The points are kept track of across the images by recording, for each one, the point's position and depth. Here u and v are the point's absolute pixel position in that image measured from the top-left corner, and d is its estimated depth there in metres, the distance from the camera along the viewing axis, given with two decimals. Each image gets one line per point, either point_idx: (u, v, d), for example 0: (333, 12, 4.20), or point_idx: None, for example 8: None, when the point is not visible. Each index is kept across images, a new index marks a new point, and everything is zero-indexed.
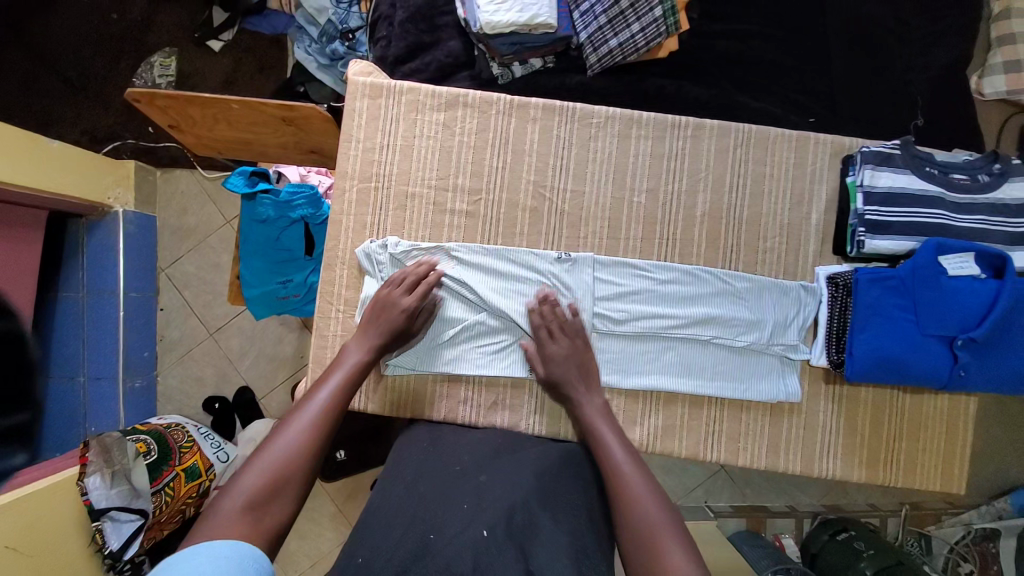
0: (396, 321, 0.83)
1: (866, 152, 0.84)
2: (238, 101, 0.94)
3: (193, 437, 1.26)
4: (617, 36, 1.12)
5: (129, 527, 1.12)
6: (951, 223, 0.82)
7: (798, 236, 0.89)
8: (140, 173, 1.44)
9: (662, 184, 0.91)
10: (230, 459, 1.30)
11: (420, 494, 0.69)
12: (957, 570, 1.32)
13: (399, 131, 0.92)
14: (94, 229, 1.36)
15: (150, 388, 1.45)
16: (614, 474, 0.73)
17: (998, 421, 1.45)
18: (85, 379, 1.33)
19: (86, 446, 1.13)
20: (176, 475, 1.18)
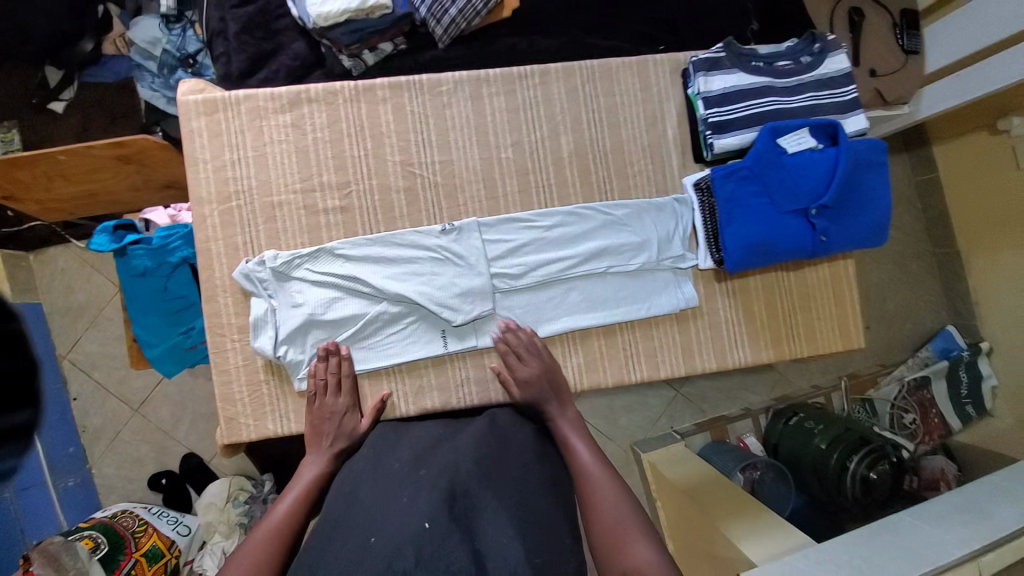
0: (346, 427, 0.84)
1: (695, 60, 0.89)
2: (62, 151, 0.87)
3: (145, 520, 1.23)
4: (455, 4, 1.11)
5: None
6: (785, 105, 0.89)
7: (661, 154, 0.94)
8: (10, 262, 1.30)
9: (524, 134, 0.92)
10: (191, 532, 1.28)
11: (363, 500, 0.66)
12: (903, 421, 1.45)
13: (246, 142, 0.88)
14: None
15: (87, 483, 1.34)
16: (584, 472, 0.78)
17: (899, 281, 1.59)
18: (11, 493, 1.13)
19: (28, 560, 1.00)
20: (137, 561, 1.15)
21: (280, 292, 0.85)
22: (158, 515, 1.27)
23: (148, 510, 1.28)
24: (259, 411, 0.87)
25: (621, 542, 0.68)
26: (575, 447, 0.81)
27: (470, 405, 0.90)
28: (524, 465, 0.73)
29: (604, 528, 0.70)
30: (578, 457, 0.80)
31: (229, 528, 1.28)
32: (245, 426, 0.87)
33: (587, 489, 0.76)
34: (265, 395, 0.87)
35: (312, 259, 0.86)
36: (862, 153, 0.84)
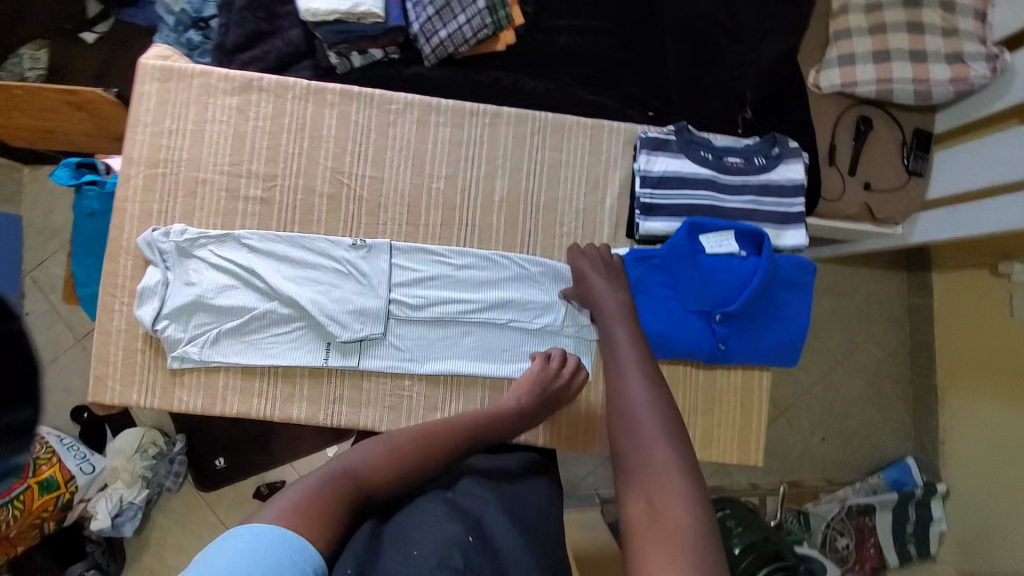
0: (566, 394, 0.84)
1: (643, 137, 0.89)
2: (19, 87, 0.90)
3: (53, 449, 1.30)
4: (446, 27, 1.12)
5: None
6: (722, 203, 0.87)
7: (593, 222, 0.92)
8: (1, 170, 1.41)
9: (460, 170, 0.92)
10: (93, 471, 1.32)
11: (402, 521, 0.57)
12: (834, 544, 1.33)
13: (190, 115, 0.90)
14: None
15: None
16: (629, 413, 0.64)
17: (870, 401, 1.43)
18: None
19: None
20: (28, 487, 1.23)
21: (178, 267, 0.86)
22: (68, 446, 1.34)
23: (61, 438, 1.35)
24: (127, 378, 0.87)
25: (659, 500, 0.54)
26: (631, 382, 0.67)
27: (337, 424, 0.89)
28: (542, 523, 0.67)
29: (640, 477, 0.57)
30: (631, 395, 0.65)
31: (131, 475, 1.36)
32: (111, 389, 0.87)
33: (632, 436, 0.61)
34: (137, 363, 0.87)
35: (217, 242, 0.87)
36: (785, 267, 0.82)
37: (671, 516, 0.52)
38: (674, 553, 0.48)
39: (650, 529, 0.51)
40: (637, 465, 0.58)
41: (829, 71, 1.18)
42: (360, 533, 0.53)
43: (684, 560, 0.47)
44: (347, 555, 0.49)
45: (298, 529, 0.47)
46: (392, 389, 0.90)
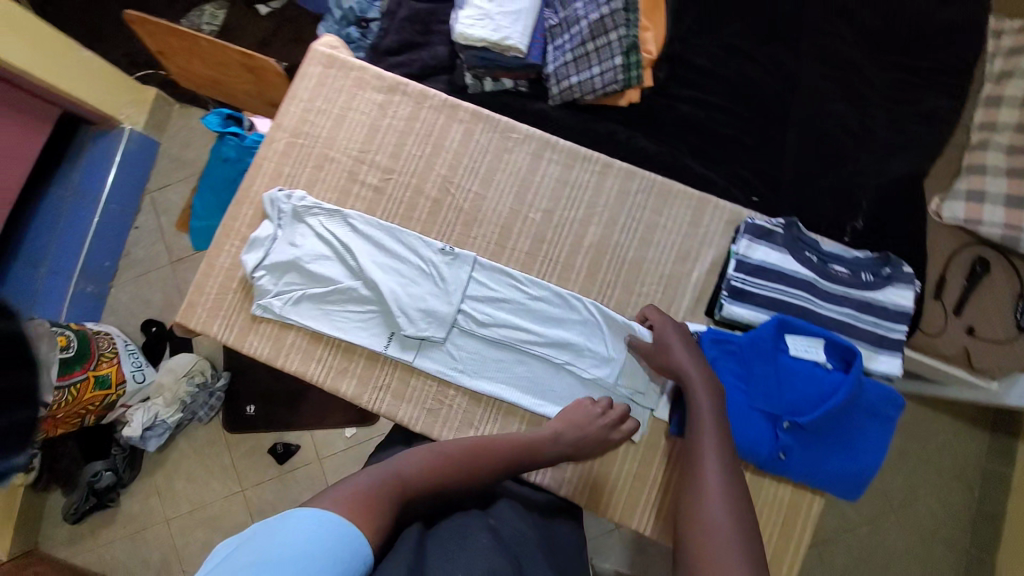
0: (613, 435, 0.84)
1: (749, 222, 0.88)
2: (206, 41, 1.02)
3: (115, 351, 1.68)
4: (579, 74, 1.18)
5: None
6: (816, 309, 0.85)
7: (675, 291, 0.91)
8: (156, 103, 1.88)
9: (559, 207, 0.94)
10: (141, 382, 1.72)
11: (450, 530, 0.64)
12: None
13: (339, 100, 1.00)
14: (94, 147, 1.79)
15: (99, 296, 1.87)
16: (703, 511, 0.64)
17: (920, 562, 1.28)
18: (45, 271, 1.73)
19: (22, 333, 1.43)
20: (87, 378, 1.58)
21: (289, 228, 0.95)
22: (126, 353, 1.72)
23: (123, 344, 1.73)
24: (213, 310, 0.95)
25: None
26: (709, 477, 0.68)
27: (376, 411, 0.92)
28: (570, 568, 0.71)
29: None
30: (709, 491, 0.66)
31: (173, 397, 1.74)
32: (198, 316, 0.95)
33: (701, 533, 0.62)
34: (227, 300, 0.95)
35: (327, 216, 0.96)
36: (869, 395, 0.77)
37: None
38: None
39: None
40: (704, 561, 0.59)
41: (954, 203, 1.13)
42: (406, 536, 0.60)
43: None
44: (396, 557, 0.55)
45: (355, 517, 0.53)
46: (436, 394, 0.92)
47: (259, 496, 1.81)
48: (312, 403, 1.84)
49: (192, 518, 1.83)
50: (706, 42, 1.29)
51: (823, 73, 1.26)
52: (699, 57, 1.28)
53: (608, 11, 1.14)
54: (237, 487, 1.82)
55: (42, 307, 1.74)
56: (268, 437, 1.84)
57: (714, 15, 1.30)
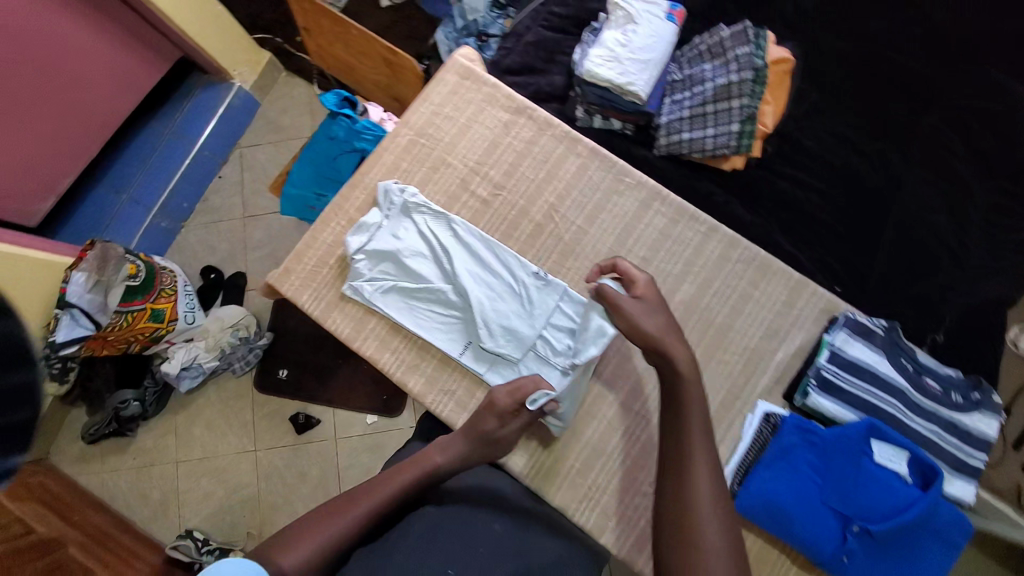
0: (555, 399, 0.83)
1: (850, 317, 0.88)
2: (358, 31, 1.08)
3: (175, 289, 1.71)
4: (691, 131, 1.20)
5: (79, 331, 1.56)
6: (902, 419, 0.84)
7: (756, 366, 0.91)
8: (268, 67, 2.03)
9: (657, 258, 0.95)
10: (191, 323, 1.76)
11: (432, 530, 0.72)
12: None
13: (467, 111, 1.04)
14: (205, 91, 1.93)
15: (171, 232, 1.98)
16: (693, 493, 0.68)
17: None
18: (126, 198, 1.84)
19: (91, 247, 1.58)
20: (144, 308, 1.62)
21: (395, 220, 0.99)
22: (183, 293, 1.76)
23: (183, 284, 1.77)
24: (307, 281, 0.99)
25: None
26: (695, 455, 0.70)
27: (437, 414, 0.93)
28: None
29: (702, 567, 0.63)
30: (700, 475, 0.69)
31: (214, 344, 1.79)
32: (290, 283, 0.99)
33: (689, 522, 0.67)
34: (320, 275, 0.99)
35: (433, 216, 0.99)
36: (942, 517, 0.75)
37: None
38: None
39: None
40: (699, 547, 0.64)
41: None
42: None
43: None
44: None
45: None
46: None
47: (270, 460, 1.84)
48: (341, 383, 1.86)
49: (202, 465, 1.87)
50: (817, 126, 1.30)
51: (930, 182, 1.25)
52: (808, 139, 1.29)
53: (736, 78, 1.16)
54: (251, 447, 1.86)
55: (116, 232, 1.83)
56: (293, 405, 1.87)
57: (830, 102, 1.31)
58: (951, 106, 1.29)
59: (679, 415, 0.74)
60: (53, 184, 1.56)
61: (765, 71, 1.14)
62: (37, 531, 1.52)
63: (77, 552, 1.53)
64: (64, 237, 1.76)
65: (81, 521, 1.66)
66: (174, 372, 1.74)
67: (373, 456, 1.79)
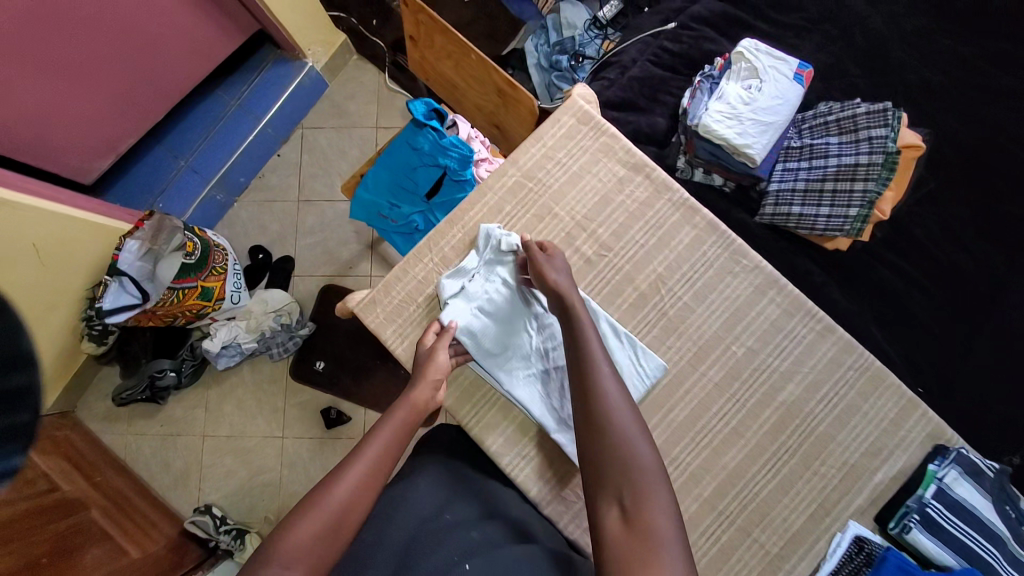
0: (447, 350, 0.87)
1: (963, 455, 0.83)
2: (477, 57, 1.11)
3: (226, 268, 1.56)
4: (802, 206, 1.14)
5: (126, 300, 1.42)
6: (998, 570, 0.79)
7: (852, 484, 0.86)
8: (341, 47, 1.83)
9: (764, 350, 0.90)
10: (237, 303, 1.62)
11: (408, 532, 0.76)
12: None
13: (581, 159, 0.98)
14: (279, 62, 1.73)
15: (223, 206, 1.80)
16: (609, 420, 0.68)
17: None
18: (184, 165, 1.67)
19: (148, 215, 1.43)
20: (195, 286, 1.48)
21: (490, 266, 0.93)
22: (232, 271, 1.61)
23: (233, 262, 1.61)
24: (393, 315, 0.96)
25: (642, 514, 0.60)
26: (604, 385, 0.71)
27: (512, 478, 0.90)
28: None
29: (638, 489, 0.62)
30: (612, 402, 0.69)
31: (255, 326, 1.64)
32: (377, 315, 0.97)
33: (613, 450, 0.66)
34: (407, 311, 0.96)
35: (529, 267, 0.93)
36: None
37: (654, 525, 0.59)
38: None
39: (636, 538, 0.58)
40: (626, 467, 0.64)
41: None
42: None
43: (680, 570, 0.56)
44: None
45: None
46: (575, 483, 0.89)
47: (297, 451, 1.67)
48: (380, 385, 1.68)
49: (226, 443, 1.69)
50: (927, 213, 1.22)
51: None
52: (918, 228, 1.21)
53: (866, 160, 1.10)
54: (278, 432, 1.69)
55: (170, 201, 1.67)
56: (324, 398, 1.70)
57: (947, 190, 1.22)
58: None
59: (580, 350, 0.76)
60: (115, 144, 1.38)
61: (897, 157, 1.09)
62: (62, 488, 1.40)
63: (100, 516, 1.42)
64: (114, 199, 1.60)
65: (103, 483, 1.53)
66: (213, 350, 1.61)
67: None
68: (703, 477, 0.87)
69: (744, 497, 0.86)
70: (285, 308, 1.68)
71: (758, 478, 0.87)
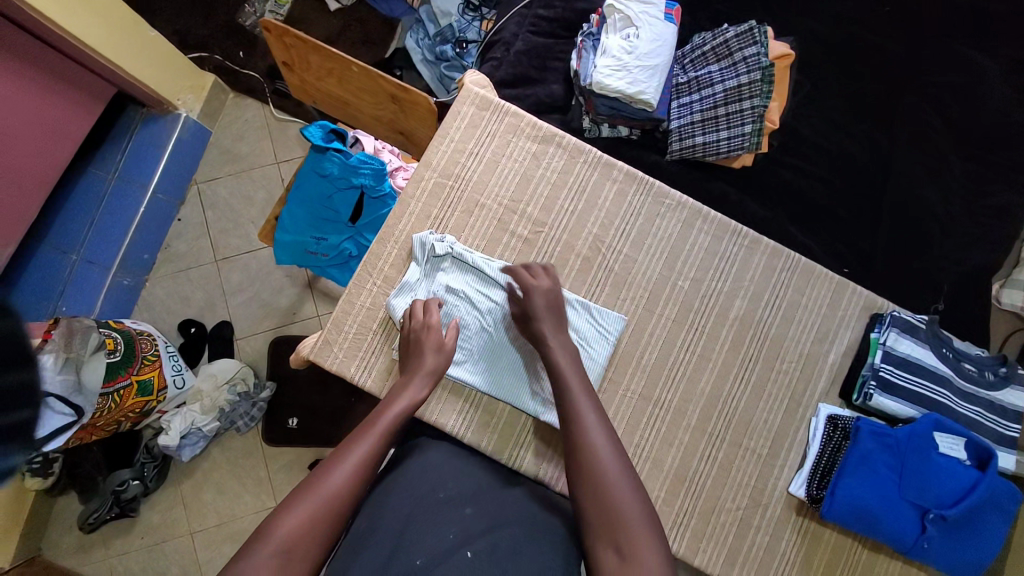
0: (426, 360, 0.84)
1: (897, 316, 0.94)
2: (360, 68, 1.08)
3: (157, 353, 1.44)
4: (704, 135, 1.21)
5: (59, 420, 1.19)
6: (952, 405, 0.92)
7: (812, 371, 0.95)
8: (214, 89, 1.71)
9: (707, 277, 0.96)
10: (183, 387, 1.49)
11: (404, 514, 0.73)
12: None
13: (491, 146, 0.99)
14: (149, 122, 1.59)
15: (135, 289, 1.65)
16: (596, 472, 0.66)
17: None
18: (77, 258, 1.49)
19: (55, 324, 1.22)
20: (129, 383, 1.35)
21: (434, 273, 0.93)
22: (167, 354, 1.48)
23: (164, 344, 1.49)
24: (352, 350, 0.93)
25: (633, 559, 0.59)
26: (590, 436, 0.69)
27: (518, 468, 0.92)
28: None
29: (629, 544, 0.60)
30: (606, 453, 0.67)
31: (211, 404, 1.55)
32: (334, 354, 0.93)
33: (604, 499, 0.64)
34: (366, 342, 0.94)
35: (462, 268, 0.94)
36: (998, 493, 0.85)
37: (644, 566, 0.58)
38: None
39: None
40: (620, 518, 0.62)
41: (1015, 291, 1.21)
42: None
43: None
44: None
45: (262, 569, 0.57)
46: None
47: None
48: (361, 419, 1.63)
49: (220, 531, 1.59)
50: (809, 113, 1.33)
51: (917, 160, 1.29)
52: (806, 129, 1.32)
53: (746, 79, 1.18)
54: (271, 501, 1.60)
55: (73, 301, 1.48)
56: (308, 452, 1.63)
57: (820, 88, 1.34)
58: (928, 82, 1.32)
59: (566, 405, 0.74)
60: None
61: (771, 70, 1.17)
62: None
63: None
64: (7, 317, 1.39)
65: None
66: (173, 444, 1.51)
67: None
68: (687, 408, 0.93)
69: (726, 414, 0.93)
70: (234, 377, 1.58)
71: (734, 393, 0.93)
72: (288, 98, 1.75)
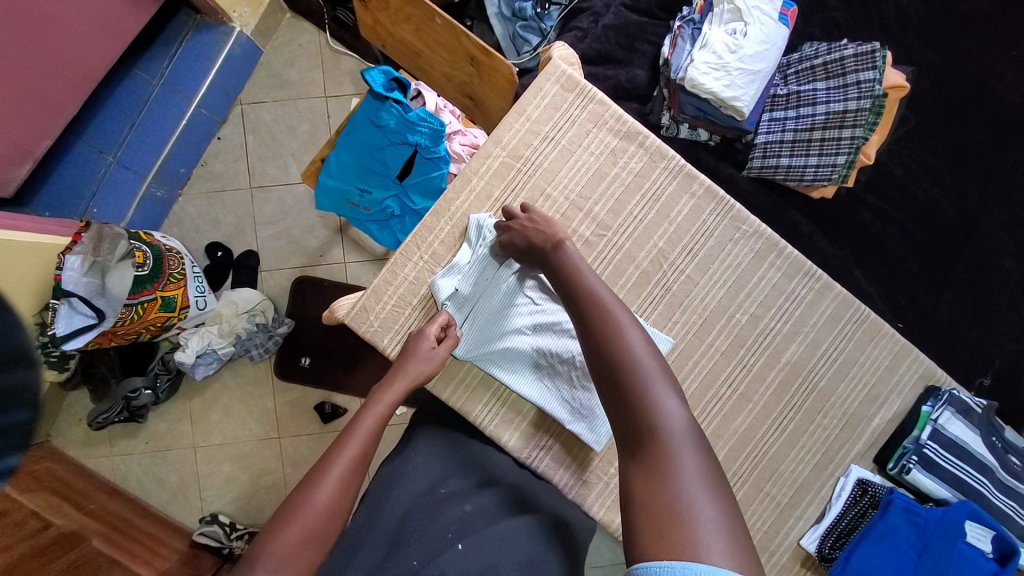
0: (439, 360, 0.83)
1: (956, 395, 0.89)
2: (444, 22, 1.01)
3: (184, 272, 1.40)
4: (791, 157, 1.12)
5: (81, 321, 1.21)
6: (988, 495, 0.87)
7: (853, 431, 0.91)
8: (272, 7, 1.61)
9: (765, 315, 0.91)
10: (204, 309, 1.48)
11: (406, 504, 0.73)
12: None
13: (568, 132, 0.91)
14: (201, 31, 1.47)
15: (167, 202, 1.62)
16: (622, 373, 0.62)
17: None
18: (113, 160, 1.42)
19: (85, 227, 1.24)
20: (154, 298, 1.31)
21: (484, 257, 0.88)
22: (191, 275, 1.44)
23: (190, 265, 1.45)
24: (387, 322, 0.90)
25: (654, 457, 0.56)
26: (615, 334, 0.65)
27: (537, 470, 0.90)
28: None
29: (655, 452, 0.56)
30: (634, 355, 0.63)
31: (229, 330, 1.54)
32: (370, 322, 0.91)
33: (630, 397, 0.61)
34: (403, 316, 0.90)
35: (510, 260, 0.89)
36: None
37: (675, 461, 0.56)
38: (704, 544, 0.49)
39: (653, 479, 0.55)
40: (648, 426, 0.58)
41: None
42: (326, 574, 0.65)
43: (719, 546, 0.49)
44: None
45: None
46: (595, 465, 0.91)
47: (296, 450, 1.62)
48: (370, 374, 1.63)
49: (220, 451, 1.63)
50: (905, 150, 1.22)
51: (1008, 224, 1.19)
52: (896, 167, 1.22)
53: (854, 105, 1.07)
54: (273, 434, 1.63)
55: (106, 204, 1.44)
56: (315, 394, 1.64)
57: (924, 125, 1.22)
58: None
59: (586, 303, 0.70)
60: (34, 150, 1.15)
61: (882, 101, 1.08)
62: (55, 524, 1.25)
63: (103, 544, 1.31)
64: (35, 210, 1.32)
65: (97, 510, 1.42)
66: (189, 362, 1.49)
67: (385, 451, 1.36)
68: (715, 444, 0.90)
69: (754, 456, 0.90)
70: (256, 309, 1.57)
71: (767, 437, 0.90)
72: (347, 29, 1.65)
